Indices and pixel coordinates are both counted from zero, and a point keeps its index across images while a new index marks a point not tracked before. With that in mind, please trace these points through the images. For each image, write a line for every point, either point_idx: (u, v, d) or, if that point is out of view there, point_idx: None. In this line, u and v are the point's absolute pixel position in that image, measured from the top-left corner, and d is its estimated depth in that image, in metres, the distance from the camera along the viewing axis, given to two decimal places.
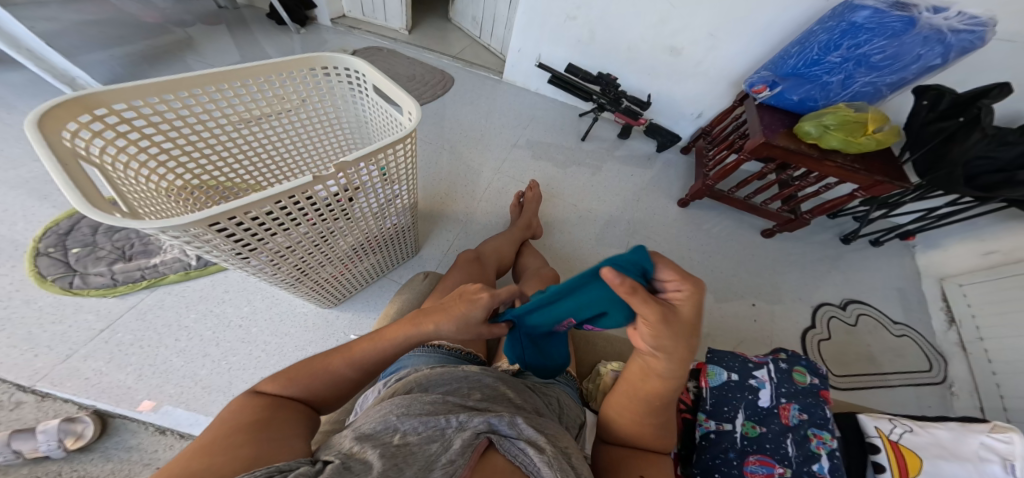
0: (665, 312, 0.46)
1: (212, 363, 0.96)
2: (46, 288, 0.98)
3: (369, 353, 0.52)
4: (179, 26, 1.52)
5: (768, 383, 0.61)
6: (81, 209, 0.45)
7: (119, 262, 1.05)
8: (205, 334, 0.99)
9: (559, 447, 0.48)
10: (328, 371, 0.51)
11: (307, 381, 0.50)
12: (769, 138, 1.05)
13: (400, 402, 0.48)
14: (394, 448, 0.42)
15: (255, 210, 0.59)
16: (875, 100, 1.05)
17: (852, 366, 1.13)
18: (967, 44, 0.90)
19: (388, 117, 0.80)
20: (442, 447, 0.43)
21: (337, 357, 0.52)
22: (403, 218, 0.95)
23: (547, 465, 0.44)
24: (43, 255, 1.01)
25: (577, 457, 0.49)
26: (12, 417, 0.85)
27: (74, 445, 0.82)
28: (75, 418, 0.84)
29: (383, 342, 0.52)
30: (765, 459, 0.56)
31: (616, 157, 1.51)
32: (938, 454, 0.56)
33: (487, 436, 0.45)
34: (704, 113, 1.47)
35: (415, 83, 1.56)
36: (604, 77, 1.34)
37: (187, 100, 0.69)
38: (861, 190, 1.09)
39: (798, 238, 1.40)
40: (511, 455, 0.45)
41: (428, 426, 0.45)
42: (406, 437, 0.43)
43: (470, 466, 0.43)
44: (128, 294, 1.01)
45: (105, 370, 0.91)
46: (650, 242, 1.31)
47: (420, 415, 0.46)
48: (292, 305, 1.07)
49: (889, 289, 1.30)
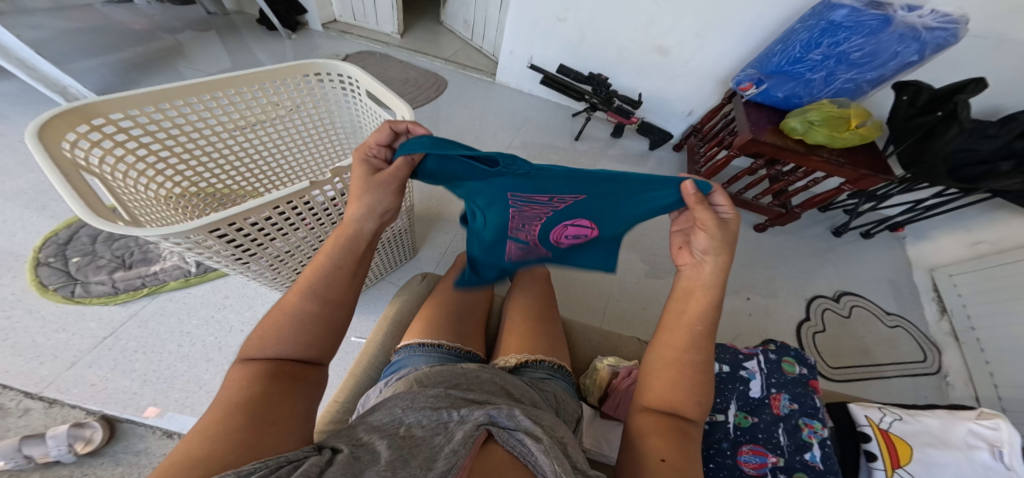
0: (724, 225, 0.52)
1: (216, 368, 0.96)
2: (48, 297, 0.98)
3: (315, 279, 0.49)
4: (169, 32, 1.52)
5: (758, 374, 0.62)
6: (86, 219, 0.45)
7: (119, 270, 1.05)
8: (207, 339, 1.00)
9: (556, 439, 0.48)
10: (286, 312, 0.48)
11: (280, 331, 0.47)
12: (757, 135, 1.07)
13: (404, 395, 0.49)
14: (400, 439, 0.43)
15: (254, 217, 0.59)
16: (856, 95, 1.08)
17: (848, 357, 1.14)
18: (942, 41, 0.92)
19: (381, 122, 0.80)
20: (445, 438, 0.43)
21: (292, 297, 0.48)
22: (400, 221, 0.96)
23: (542, 452, 0.43)
24: (43, 265, 1.01)
25: (574, 450, 0.49)
26: (22, 423, 0.86)
27: (83, 449, 0.83)
28: (83, 424, 0.85)
29: (324, 260, 0.50)
30: (758, 449, 0.57)
31: (610, 156, 1.53)
32: (927, 442, 0.57)
33: (487, 428, 0.45)
34: (694, 111, 1.49)
35: (408, 87, 1.57)
36: (595, 77, 1.36)
37: (181, 108, 0.69)
38: (848, 184, 1.11)
39: (791, 232, 1.42)
40: (510, 446, 0.44)
41: (431, 418, 0.46)
42: (411, 430, 0.44)
43: (473, 453, 0.42)
44: (130, 301, 1.02)
45: (110, 377, 0.92)
46: (646, 239, 1.32)
47: (423, 409, 0.47)
48: None
49: (881, 281, 1.32)
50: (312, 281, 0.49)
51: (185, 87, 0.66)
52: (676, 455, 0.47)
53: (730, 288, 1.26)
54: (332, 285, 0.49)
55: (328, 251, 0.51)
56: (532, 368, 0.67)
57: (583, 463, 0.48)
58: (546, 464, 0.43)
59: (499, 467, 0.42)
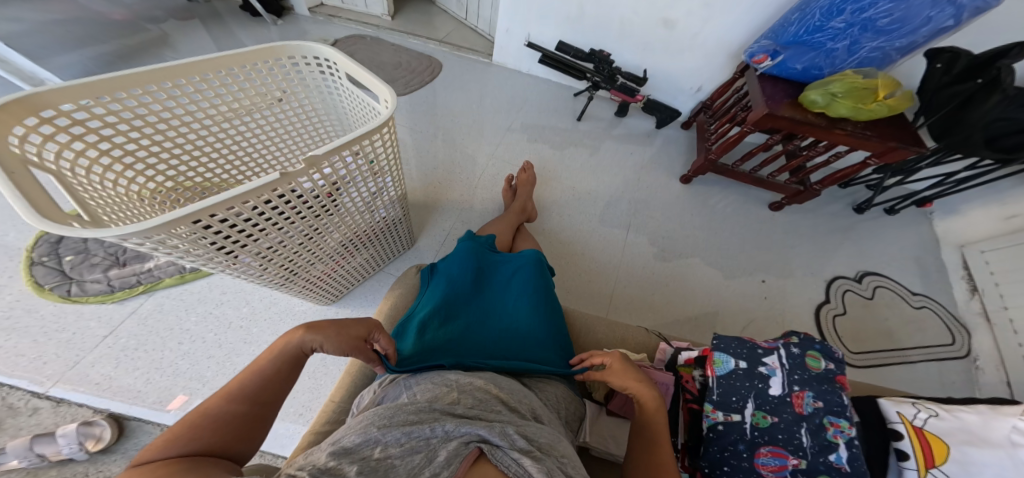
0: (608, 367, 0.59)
1: (218, 364, 0.95)
2: (45, 296, 0.97)
3: (247, 382, 0.49)
4: (153, 23, 1.47)
5: (779, 370, 0.57)
6: (33, 222, 0.42)
7: (114, 267, 1.03)
8: (207, 336, 0.98)
9: (552, 455, 0.45)
10: (198, 419, 0.45)
11: (198, 431, 0.44)
12: (773, 109, 0.98)
13: (384, 412, 0.46)
14: (373, 463, 0.40)
15: (223, 213, 0.54)
16: (883, 65, 0.99)
17: (870, 341, 1.08)
18: (981, 5, 0.84)
19: (364, 105, 0.76)
20: (426, 458, 0.41)
21: (217, 399, 0.47)
22: (393, 211, 0.91)
23: (544, 473, 0.41)
24: (38, 264, 1.00)
25: (574, 466, 0.46)
26: (32, 422, 0.86)
27: (94, 447, 0.83)
28: (91, 422, 0.85)
29: (257, 368, 0.51)
30: (777, 450, 0.53)
31: (615, 136, 1.46)
32: (964, 440, 0.51)
33: (478, 445, 0.44)
34: (703, 86, 1.40)
35: (401, 70, 1.50)
36: (596, 53, 1.28)
37: (139, 97, 0.65)
38: (874, 158, 1.03)
39: (808, 209, 1.34)
40: (503, 465, 0.42)
41: (411, 437, 0.43)
42: (387, 450, 0.42)
43: (462, 471, 0.41)
44: (127, 299, 1.00)
45: (114, 375, 0.91)
46: (653, 221, 1.27)
47: (404, 425, 0.44)
48: (290, 304, 1.05)
49: (906, 258, 1.24)
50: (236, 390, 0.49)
51: (141, 75, 0.62)
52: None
53: (744, 270, 1.20)
54: (266, 386, 0.50)
55: (260, 361, 0.52)
56: (531, 367, 0.64)
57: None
58: None
59: None
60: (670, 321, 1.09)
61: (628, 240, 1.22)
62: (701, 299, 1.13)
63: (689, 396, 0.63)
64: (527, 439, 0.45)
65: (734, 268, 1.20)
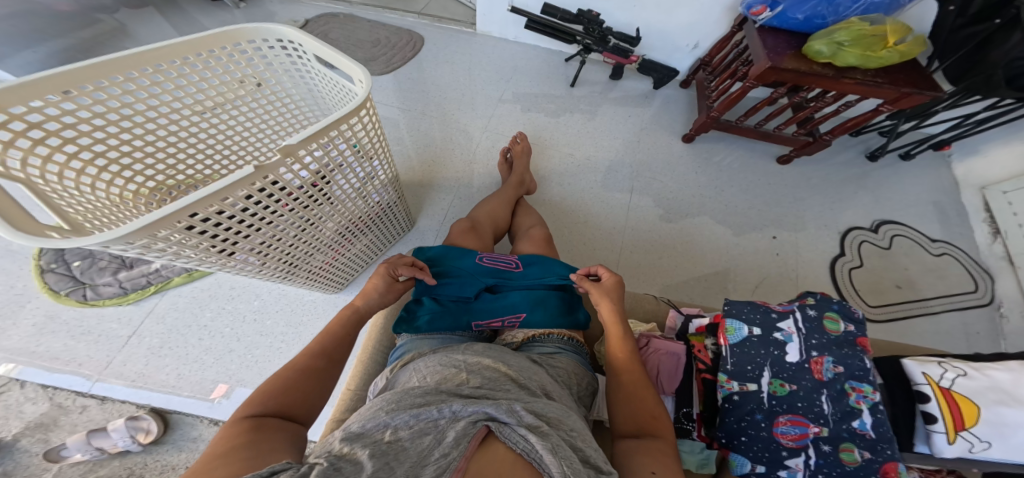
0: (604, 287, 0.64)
1: (240, 358, 0.92)
2: (64, 302, 0.93)
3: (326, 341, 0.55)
4: (103, 12, 1.39)
5: (795, 336, 0.54)
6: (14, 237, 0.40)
7: (123, 269, 0.97)
8: (225, 331, 0.95)
9: (560, 430, 0.42)
10: (249, 410, 0.44)
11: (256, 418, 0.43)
12: (777, 62, 0.91)
13: (389, 396, 0.44)
14: (385, 446, 0.38)
15: (201, 212, 0.49)
16: (889, 10, 0.92)
17: (889, 293, 1.05)
18: None
19: (338, 86, 0.73)
20: (435, 440, 0.39)
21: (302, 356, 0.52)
22: (387, 194, 0.86)
23: (550, 451, 0.38)
24: (48, 271, 0.95)
25: (586, 440, 0.43)
26: (85, 419, 0.85)
27: (146, 439, 0.82)
28: (138, 416, 0.84)
29: (332, 330, 0.57)
30: (796, 419, 0.51)
31: (612, 100, 1.38)
32: (997, 399, 0.49)
33: (485, 424, 0.41)
34: (700, 43, 1.32)
35: (380, 48, 1.43)
36: (585, 13, 1.18)
37: (94, 94, 0.61)
38: (886, 105, 0.97)
39: (819, 159, 1.28)
40: (511, 442, 0.40)
41: (420, 419, 0.41)
42: (397, 433, 0.39)
43: (469, 453, 0.39)
44: (142, 300, 0.96)
45: (146, 373, 0.89)
46: (656, 183, 1.22)
47: (411, 408, 0.41)
48: (300, 294, 1.01)
49: (925, 204, 1.19)
50: (283, 383, 0.48)
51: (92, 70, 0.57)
52: (666, 473, 0.46)
53: (756, 227, 1.16)
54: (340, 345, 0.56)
55: (333, 325, 0.59)
56: (540, 343, 0.62)
57: (597, 457, 0.42)
58: (550, 464, 0.38)
59: (497, 468, 0.38)
60: (678, 284, 1.06)
61: (632, 203, 1.18)
62: (713, 259, 1.10)
63: (700, 366, 0.60)
64: (535, 413, 0.43)
65: (745, 225, 1.16)
